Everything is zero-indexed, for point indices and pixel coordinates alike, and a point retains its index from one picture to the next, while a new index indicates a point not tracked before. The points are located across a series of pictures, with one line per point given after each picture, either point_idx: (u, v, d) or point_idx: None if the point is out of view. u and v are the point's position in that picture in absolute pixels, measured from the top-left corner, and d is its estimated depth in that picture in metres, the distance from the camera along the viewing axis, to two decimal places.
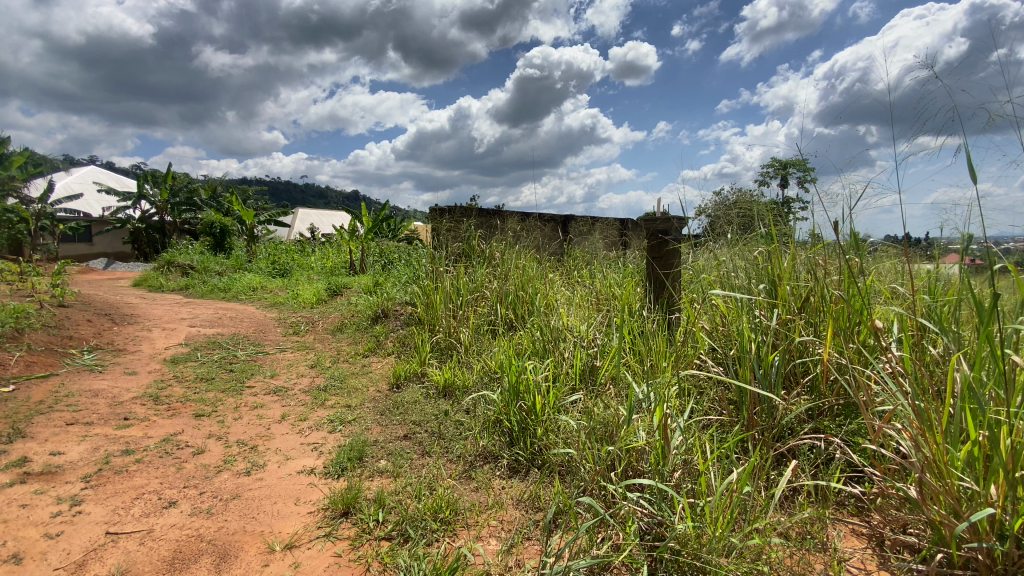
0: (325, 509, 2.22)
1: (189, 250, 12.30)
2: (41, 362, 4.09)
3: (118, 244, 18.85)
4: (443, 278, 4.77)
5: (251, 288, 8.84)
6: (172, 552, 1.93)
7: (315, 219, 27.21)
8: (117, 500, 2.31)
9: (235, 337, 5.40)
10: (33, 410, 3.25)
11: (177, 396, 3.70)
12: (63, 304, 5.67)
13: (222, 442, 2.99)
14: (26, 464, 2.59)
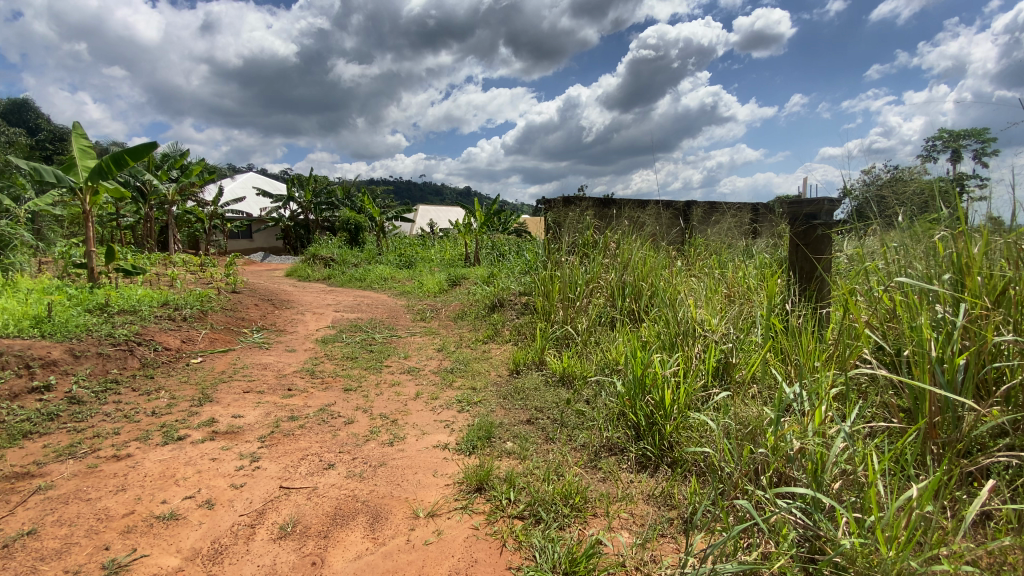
0: (460, 483, 2.34)
1: (329, 244, 13.80)
2: (222, 338, 4.86)
3: (274, 240, 21.78)
4: (559, 268, 4.75)
5: (383, 277, 9.68)
6: (333, 509, 2.17)
7: (433, 214, 28.89)
8: (287, 459, 2.66)
9: (371, 321, 5.93)
10: (217, 379, 3.87)
11: (329, 371, 4.18)
12: (237, 290, 6.69)
13: (367, 414, 3.29)
14: (215, 424, 3.09)
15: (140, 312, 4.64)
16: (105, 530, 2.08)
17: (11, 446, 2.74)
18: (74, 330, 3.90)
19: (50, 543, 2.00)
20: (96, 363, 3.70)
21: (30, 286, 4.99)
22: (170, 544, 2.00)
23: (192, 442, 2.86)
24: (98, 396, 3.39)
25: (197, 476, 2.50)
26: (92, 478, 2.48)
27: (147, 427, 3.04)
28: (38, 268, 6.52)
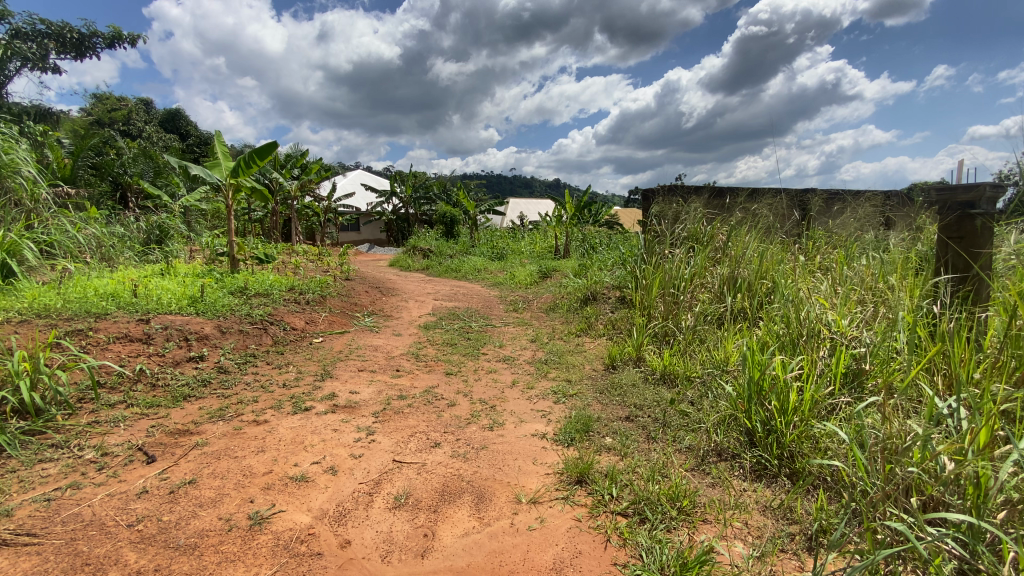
0: (560, 473, 2.34)
1: (426, 236, 14.44)
2: (339, 321, 5.32)
3: (377, 233, 23.33)
4: (661, 262, 4.56)
5: (476, 269, 9.97)
6: (442, 485, 2.29)
7: (523, 207, 29.28)
8: (398, 435, 2.85)
9: (468, 310, 6.14)
10: (335, 357, 4.25)
11: (431, 355, 4.40)
12: (348, 278, 7.26)
13: (468, 398, 3.42)
14: (336, 398, 3.39)
15: (272, 295, 5.20)
16: (249, 485, 2.37)
17: (176, 406, 3.22)
18: (220, 309, 4.47)
19: (207, 492, 2.32)
20: (238, 339, 4.22)
21: (185, 270, 5.81)
22: (302, 503, 2.23)
23: (317, 413, 3.16)
24: (240, 367, 3.87)
25: (322, 444, 2.76)
26: (237, 439, 2.83)
27: (279, 397, 3.41)
28: (191, 256, 7.56)
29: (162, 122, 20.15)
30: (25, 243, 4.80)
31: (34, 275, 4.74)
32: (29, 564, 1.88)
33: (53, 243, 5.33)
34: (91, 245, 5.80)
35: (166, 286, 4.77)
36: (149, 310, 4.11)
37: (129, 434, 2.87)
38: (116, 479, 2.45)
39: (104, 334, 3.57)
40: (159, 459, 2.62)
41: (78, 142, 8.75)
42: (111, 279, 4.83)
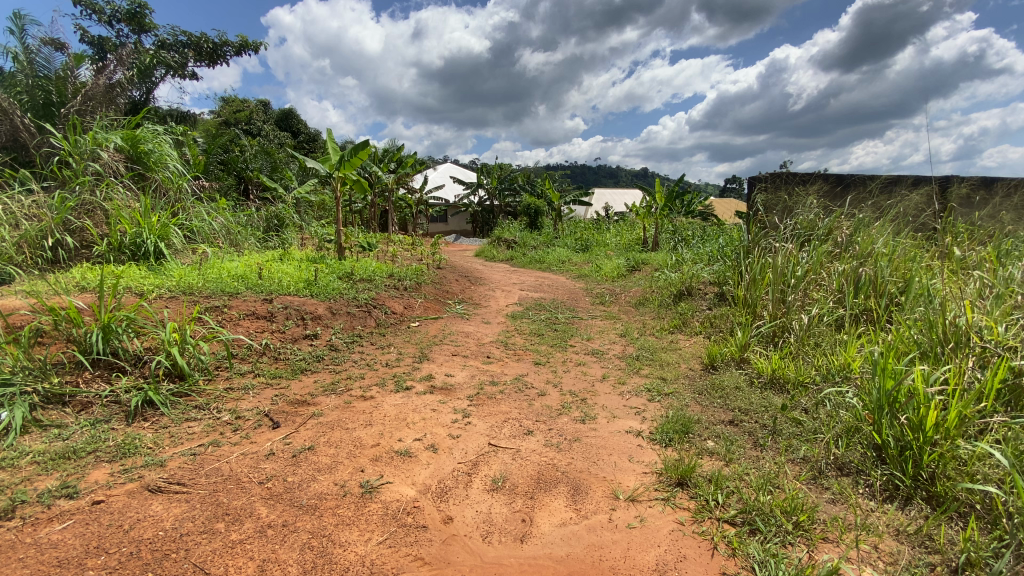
0: (660, 473, 2.27)
1: (510, 227, 14.61)
2: (432, 307, 5.56)
3: (464, 224, 23.97)
4: (769, 257, 4.22)
5: (561, 260, 9.91)
6: (537, 473, 2.33)
7: (609, 198, 28.67)
8: (492, 420, 2.94)
9: (556, 302, 6.14)
10: (431, 341, 4.45)
11: (520, 344, 4.46)
12: (439, 267, 7.54)
13: (559, 389, 3.42)
14: (433, 379, 3.56)
15: (375, 281, 5.56)
16: (360, 456, 2.57)
17: (295, 378, 3.56)
18: (331, 292, 4.85)
19: (324, 459, 2.54)
20: (346, 319, 4.56)
21: (299, 256, 6.36)
22: (407, 476, 2.39)
23: (417, 393, 3.33)
24: (348, 345, 4.18)
25: (423, 422, 2.91)
26: (348, 411, 3.07)
27: (383, 375, 3.65)
28: (302, 242, 8.27)
29: (277, 121, 22.15)
30: (173, 229, 5.52)
31: (180, 258, 5.43)
32: (182, 509, 2.18)
33: (193, 230, 6.09)
34: (223, 233, 6.55)
35: (285, 270, 5.26)
36: (272, 291, 4.56)
37: (257, 401, 3.21)
38: (248, 440, 2.76)
39: (236, 311, 4.03)
40: (283, 425, 2.91)
41: (212, 141, 9.90)
42: (240, 263, 5.41)
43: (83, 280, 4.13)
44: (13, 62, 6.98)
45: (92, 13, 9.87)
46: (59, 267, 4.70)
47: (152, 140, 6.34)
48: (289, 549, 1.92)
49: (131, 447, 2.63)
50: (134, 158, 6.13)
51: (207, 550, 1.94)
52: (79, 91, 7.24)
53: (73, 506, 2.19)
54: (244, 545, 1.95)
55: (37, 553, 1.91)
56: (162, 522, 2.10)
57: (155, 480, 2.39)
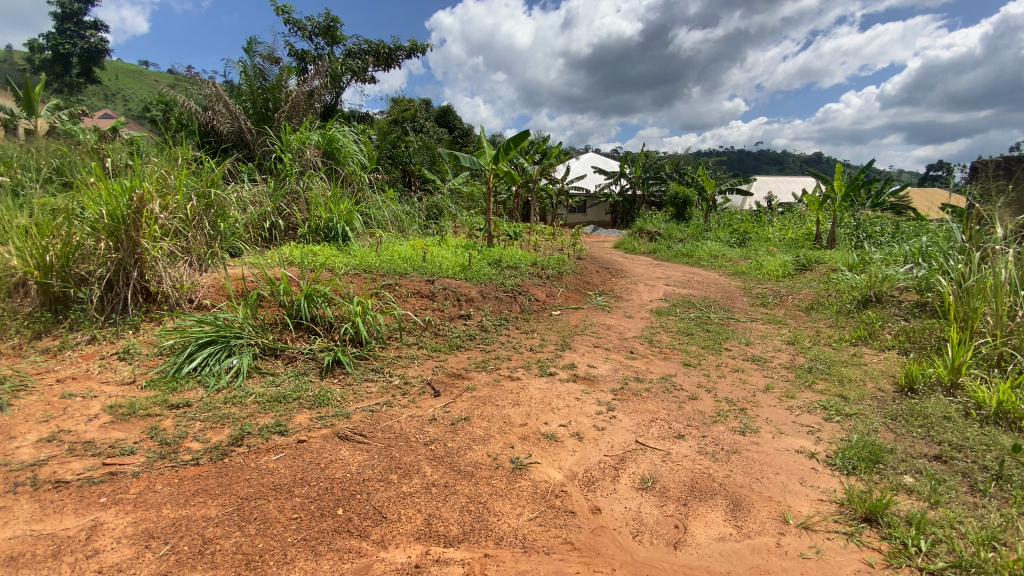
0: (841, 504, 2.01)
1: (654, 218, 13.95)
2: (574, 297, 5.58)
3: (604, 215, 23.50)
4: (998, 263, 3.41)
5: (713, 256, 9.18)
6: (691, 479, 2.23)
7: (771, 187, 25.73)
8: (639, 417, 2.86)
9: (706, 300, 5.72)
10: (574, 331, 4.49)
11: (667, 342, 4.26)
12: (581, 257, 7.54)
13: (712, 395, 3.20)
14: (576, 368, 3.59)
15: (520, 268, 5.77)
16: (510, 432, 2.70)
17: (452, 354, 3.88)
18: (482, 276, 5.16)
19: (478, 431, 2.73)
20: (495, 303, 4.81)
21: (454, 242, 6.87)
22: (555, 460, 2.46)
23: (561, 380, 3.38)
24: (496, 327, 4.42)
25: (568, 409, 2.96)
26: (498, 389, 3.25)
27: (528, 358, 3.78)
28: (456, 229, 8.91)
29: (437, 117, 24.08)
30: (356, 215, 6.37)
31: (361, 240, 6.26)
32: (364, 457, 2.53)
33: (370, 217, 6.95)
34: (392, 219, 7.35)
35: (443, 254, 5.73)
36: (433, 273, 5.01)
37: (421, 370, 3.58)
38: (414, 404, 3.09)
39: (403, 289, 4.52)
40: (443, 395, 3.19)
41: (384, 137, 11.13)
42: (408, 246, 6.03)
43: (291, 256, 4.98)
44: (244, 77, 8.62)
45: (299, 30, 11.69)
46: (273, 245, 5.74)
47: (342, 138, 7.36)
48: (450, 509, 2.12)
49: (325, 399, 3.12)
50: (328, 154, 7.17)
51: (384, 496, 2.22)
52: (289, 99, 8.68)
53: (284, 441, 2.67)
54: (413, 498, 2.20)
55: (262, 475, 2.38)
56: (349, 465, 2.46)
57: (344, 429, 2.80)
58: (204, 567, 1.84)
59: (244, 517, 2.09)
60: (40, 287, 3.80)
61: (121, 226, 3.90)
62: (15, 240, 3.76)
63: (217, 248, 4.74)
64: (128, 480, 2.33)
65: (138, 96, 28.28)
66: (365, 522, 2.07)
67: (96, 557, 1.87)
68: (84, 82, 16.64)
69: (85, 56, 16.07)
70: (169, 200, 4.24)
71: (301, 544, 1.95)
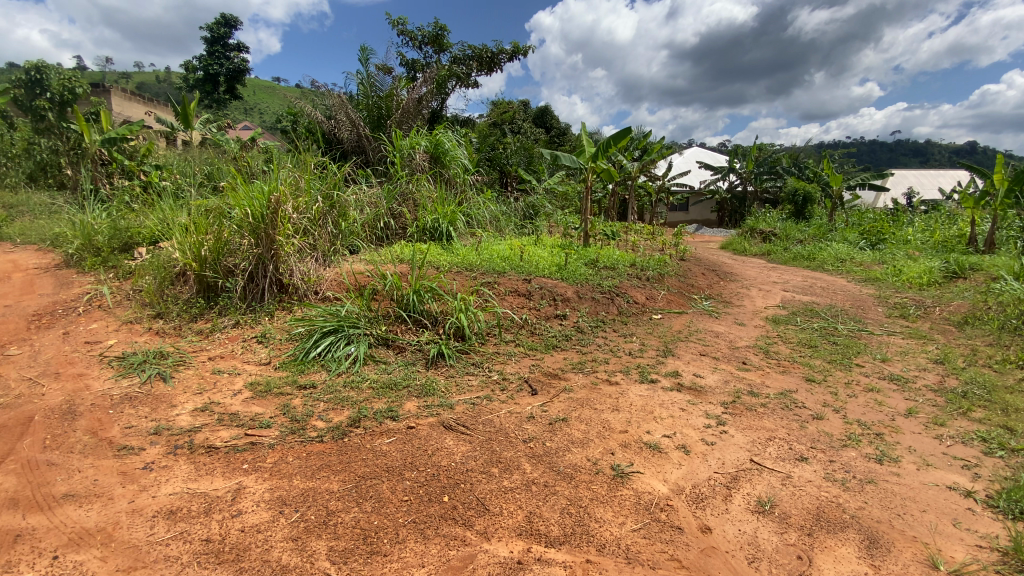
0: (1005, 553, 1.77)
1: (767, 218, 12.86)
2: (678, 301, 5.32)
3: (708, 214, 22.11)
4: None
5: (839, 259, 8.26)
6: (816, 508, 2.05)
7: (910, 182, 22.55)
8: (754, 435, 2.66)
9: (831, 309, 5.15)
10: (677, 337, 4.28)
11: (785, 354, 3.90)
12: (683, 259, 7.16)
13: (839, 415, 2.88)
14: (681, 377, 3.42)
15: (620, 269, 5.63)
16: (610, 438, 2.65)
17: (548, 353, 3.89)
18: (579, 277, 5.11)
19: (577, 433, 2.71)
20: (592, 304, 4.74)
21: (551, 242, 6.88)
22: (658, 471, 2.37)
23: (664, 388, 3.24)
24: (594, 329, 4.35)
25: (672, 420, 2.83)
26: (596, 392, 3.19)
27: (628, 363, 3.67)
28: (552, 229, 8.92)
29: (535, 118, 24.29)
30: (459, 216, 6.64)
31: (462, 239, 6.50)
32: (466, 448, 2.62)
33: (471, 217, 7.20)
34: (491, 219, 7.54)
35: (541, 254, 5.77)
36: (530, 273, 5.06)
37: (519, 367, 3.63)
38: (512, 401, 3.14)
39: (503, 288, 4.62)
40: (540, 393, 3.21)
41: (484, 138, 11.45)
42: (506, 245, 6.16)
43: (400, 254, 5.31)
44: (361, 87, 9.35)
45: (410, 41, 12.44)
46: (384, 243, 6.16)
47: (447, 141, 7.70)
48: (551, 509, 2.13)
49: (430, 389, 3.28)
50: (434, 157, 7.55)
51: (487, 488, 2.29)
52: (400, 106, 9.27)
53: (394, 426, 2.86)
54: (514, 494, 2.24)
55: (376, 456, 2.57)
56: (453, 455, 2.57)
57: (447, 419, 2.93)
58: (327, 536, 2.03)
59: (362, 494, 2.27)
60: (197, 278, 4.44)
61: (261, 226, 4.42)
62: (181, 237, 4.42)
63: (338, 245, 5.19)
64: (265, 450, 2.64)
65: (272, 109, 31.90)
66: (469, 512, 2.14)
67: (239, 517, 2.14)
68: (230, 98, 19.12)
69: (231, 76, 18.44)
70: (300, 202, 4.72)
71: (411, 526, 2.08)
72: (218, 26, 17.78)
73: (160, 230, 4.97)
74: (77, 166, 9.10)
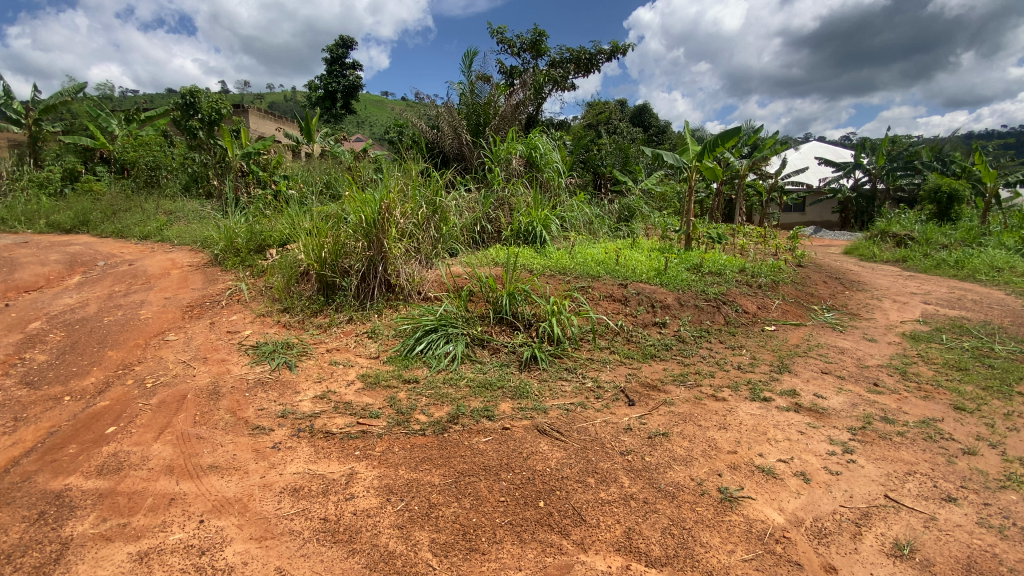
0: None
1: (902, 219, 11.32)
2: (793, 311, 4.86)
3: (827, 214, 19.93)
4: None
5: (997, 268, 7.03)
6: (967, 558, 1.83)
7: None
8: (889, 467, 2.37)
9: (988, 326, 4.39)
10: (793, 351, 3.90)
11: (927, 377, 3.39)
12: (800, 265, 6.54)
13: (999, 452, 2.46)
14: (798, 396, 3.10)
15: (726, 275, 5.28)
16: (716, 458, 2.48)
17: (646, 362, 3.75)
18: (680, 283, 4.87)
19: (679, 449, 2.57)
20: (694, 312, 4.49)
21: (648, 245, 6.65)
22: (773, 499, 2.18)
23: (778, 408, 2.97)
24: (696, 339, 4.11)
25: (789, 443, 2.59)
26: (700, 408, 3.01)
27: (736, 378, 3.42)
28: (648, 231, 8.60)
29: (632, 118, 23.64)
30: (553, 219, 6.65)
31: (556, 242, 6.50)
32: (562, 454, 2.60)
33: (566, 220, 7.17)
34: (586, 222, 7.46)
35: (638, 258, 5.58)
36: (627, 277, 4.92)
37: (614, 375, 3.54)
38: (609, 410, 3.06)
39: (598, 293, 4.55)
40: (638, 405, 3.10)
41: (579, 140, 11.36)
42: (602, 249, 6.05)
43: (496, 257, 5.44)
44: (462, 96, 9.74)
45: (509, 48, 12.72)
46: (481, 246, 6.35)
47: (543, 145, 7.75)
48: (651, 528, 2.04)
49: (525, 392, 3.31)
50: (530, 162, 7.64)
51: (583, 498, 2.25)
52: (498, 112, 9.51)
53: (490, 425, 2.93)
54: (612, 507, 2.18)
55: (473, 454, 2.64)
56: (548, 460, 2.56)
57: (542, 423, 2.93)
58: (429, 528, 2.12)
59: (461, 490, 2.35)
60: (318, 277, 4.90)
61: (372, 230, 4.77)
62: (305, 241, 4.90)
63: (439, 248, 5.44)
64: (374, 439, 2.83)
65: (381, 121, 34.36)
66: (565, 520, 2.12)
67: (352, 500, 2.31)
68: (345, 113, 20.91)
69: (347, 92, 20.18)
70: (406, 207, 5.02)
71: (508, 527, 2.10)
72: (337, 48, 19.57)
73: (288, 233, 5.56)
74: (222, 177, 10.48)
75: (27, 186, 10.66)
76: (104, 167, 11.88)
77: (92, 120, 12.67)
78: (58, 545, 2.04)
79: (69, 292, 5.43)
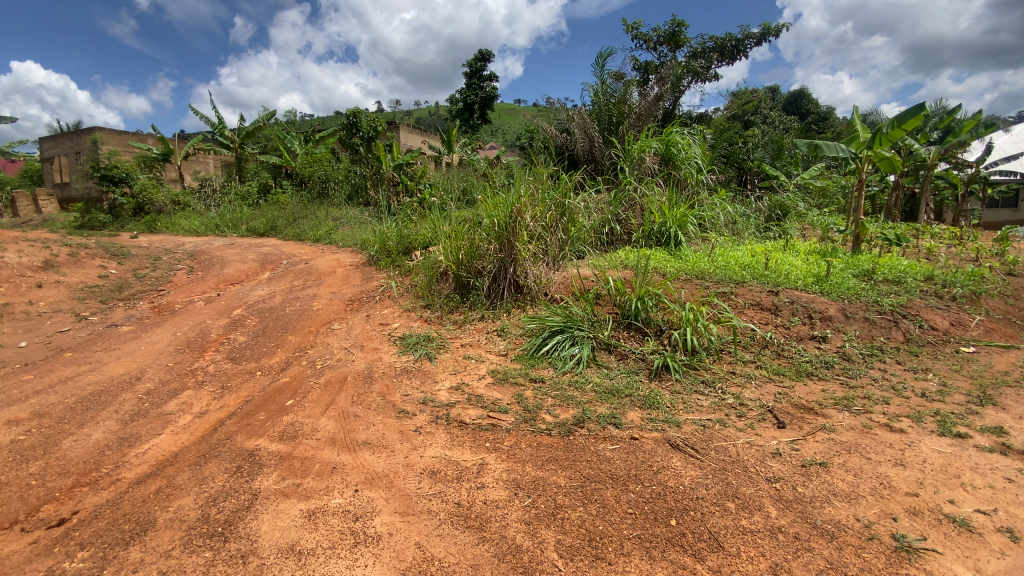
0: None
1: None
2: (1001, 330, 3.95)
3: None
4: None
5: None
6: None
7: None
8: None
9: None
10: (1000, 379, 3.16)
11: None
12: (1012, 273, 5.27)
13: None
14: (1007, 436, 2.51)
15: (906, 284, 4.47)
16: (889, 498, 2.12)
17: (799, 381, 3.34)
18: (845, 292, 4.25)
19: (841, 484, 2.24)
20: (863, 326, 3.87)
21: (803, 248, 5.92)
22: (967, 556, 1.81)
23: (977, 447, 2.44)
24: (865, 358, 3.54)
25: (991, 491, 2.11)
26: (868, 438, 2.60)
27: (918, 407, 2.87)
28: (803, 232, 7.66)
29: (784, 106, 21.24)
30: (690, 220, 6.27)
31: (692, 245, 6.12)
32: (696, 473, 2.43)
33: (704, 220, 6.71)
34: (727, 222, 6.89)
35: (791, 262, 5.00)
36: (777, 284, 4.43)
37: (760, 393, 3.21)
38: (753, 431, 2.79)
39: (742, 300, 4.17)
40: (789, 428, 2.77)
41: (721, 134, 10.54)
42: (746, 252, 5.55)
43: (625, 260, 5.30)
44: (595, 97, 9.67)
45: (645, 44, 12.29)
46: (611, 248, 6.24)
47: (681, 141, 7.35)
48: (803, 568, 1.81)
49: (655, 403, 3.17)
50: (665, 160, 7.29)
51: (721, 523, 2.08)
52: (633, 111, 9.25)
53: (618, 433, 2.85)
54: (755, 537, 1.98)
55: (600, 461, 2.60)
56: (681, 478, 2.41)
57: (675, 437, 2.77)
58: (556, 529, 2.14)
59: (587, 495, 2.33)
60: (455, 276, 5.25)
61: (505, 233, 4.98)
62: (446, 243, 5.29)
63: (569, 251, 5.47)
64: (503, 433, 2.95)
65: (514, 128, 35.70)
66: (699, 544, 1.98)
67: (482, 490, 2.43)
68: (482, 123, 22.09)
69: (484, 103, 21.34)
70: (538, 210, 5.14)
71: (636, 541, 2.03)
72: (476, 61, 20.78)
73: (431, 236, 6.06)
74: (377, 187, 11.80)
75: (235, 198, 13.13)
76: (288, 181, 14.12)
77: (281, 142, 15.15)
78: (250, 495, 2.48)
79: (262, 285, 6.57)
